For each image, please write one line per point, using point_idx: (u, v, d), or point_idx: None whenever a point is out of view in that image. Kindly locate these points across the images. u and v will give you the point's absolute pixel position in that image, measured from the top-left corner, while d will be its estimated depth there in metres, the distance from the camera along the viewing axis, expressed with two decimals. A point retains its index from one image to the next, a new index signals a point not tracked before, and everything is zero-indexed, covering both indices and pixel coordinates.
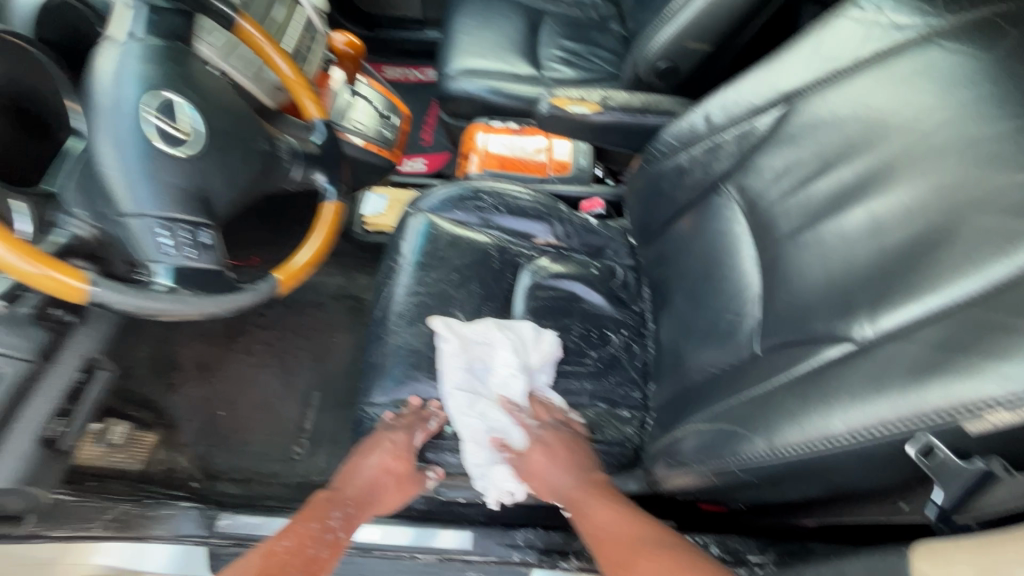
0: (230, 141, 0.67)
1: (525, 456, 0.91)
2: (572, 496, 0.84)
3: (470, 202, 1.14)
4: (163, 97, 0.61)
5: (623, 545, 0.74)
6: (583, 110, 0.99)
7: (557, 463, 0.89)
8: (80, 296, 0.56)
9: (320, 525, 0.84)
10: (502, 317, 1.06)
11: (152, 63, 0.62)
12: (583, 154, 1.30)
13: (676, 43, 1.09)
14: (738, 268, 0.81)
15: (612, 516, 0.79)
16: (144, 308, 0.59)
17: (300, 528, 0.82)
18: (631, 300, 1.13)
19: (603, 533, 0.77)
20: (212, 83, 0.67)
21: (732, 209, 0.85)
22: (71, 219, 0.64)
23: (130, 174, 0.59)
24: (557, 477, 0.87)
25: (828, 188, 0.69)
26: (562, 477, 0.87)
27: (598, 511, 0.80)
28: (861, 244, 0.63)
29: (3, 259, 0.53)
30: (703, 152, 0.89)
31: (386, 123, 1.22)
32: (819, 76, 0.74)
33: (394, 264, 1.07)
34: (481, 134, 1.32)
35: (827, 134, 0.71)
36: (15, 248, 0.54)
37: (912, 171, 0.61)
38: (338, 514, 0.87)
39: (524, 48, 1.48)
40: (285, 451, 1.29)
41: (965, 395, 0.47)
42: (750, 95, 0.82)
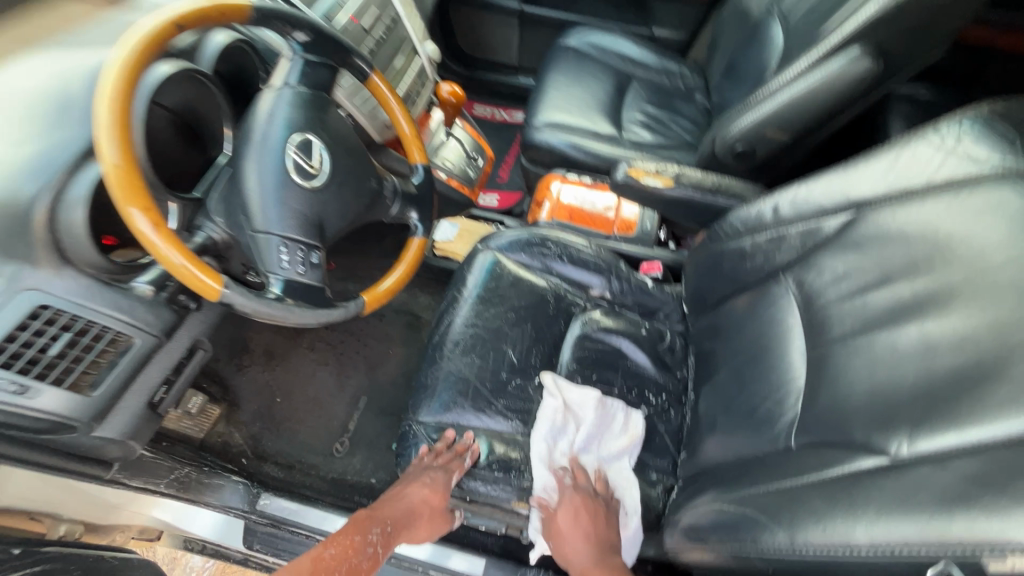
0: (348, 176, 0.78)
1: (552, 518, 0.94)
2: (587, 571, 0.88)
3: (537, 248, 1.22)
4: (304, 137, 0.73)
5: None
6: (655, 183, 1.06)
7: (577, 537, 0.92)
8: (213, 297, 0.64)
9: (362, 539, 0.93)
10: (549, 361, 1.11)
11: (299, 107, 0.74)
12: (650, 218, 1.37)
13: (756, 130, 1.14)
14: (786, 359, 0.84)
15: None
16: (257, 311, 0.67)
17: (343, 540, 0.91)
18: (675, 365, 1.16)
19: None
20: (340, 126, 0.79)
21: (789, 300, 0.88)
22: (210, 224, 0.75)
23: (268, 198, 0.70)
24: (578, 554, 0.90)
25: (885, 301, 0.72)
26: (577, 552, 0.90)
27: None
28: (910, 363, 0.65)
29: (165, 253, 0.61)
30: (767, 241, 0.93)
31: (471, 163, 1.33)
32: (891, 191, 0.77)
33: (458, 295, 1.16)
34: (556, 184, 1.41)
35: (892, 248, 0.74)
36: (176, 246, 0.62)
37: (971, 303, 0.63)
38: (377, 531, 0.95)
39: (609, 108, 1.57)
40: (328, 447, 1.39)
41: (990, 533, 0.49)
42: (821, 196, 0.86)
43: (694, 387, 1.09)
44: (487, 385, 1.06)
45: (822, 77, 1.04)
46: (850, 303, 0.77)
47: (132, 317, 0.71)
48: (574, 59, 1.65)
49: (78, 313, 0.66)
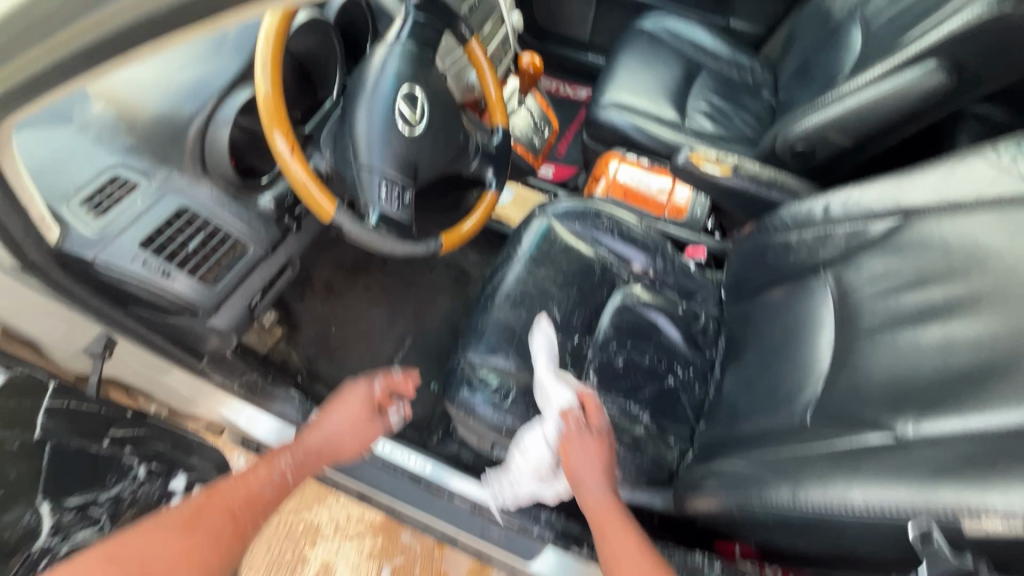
0: (438, 130, 0.87)
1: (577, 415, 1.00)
2: (591, 502, 0.92)
3: (590, 219, 1.30)
4: (410, 90, 0.82)
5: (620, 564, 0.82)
6: (714, 170, 1.12)
7: (594, 470, 0.94)
8: (325, 216, 0.75)
9: (274, 465, 0.86)
10: (588, 324, 1.20)
11: (406, 62, 0.83)
12: (700, 205, 1.44)
13: (819, 131, 1.18)
14: (814, 346, 0.90)
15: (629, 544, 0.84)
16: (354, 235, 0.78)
17: (221, 490, 0.79)
18: (705, 345, 1.23)
19: (620, 554, 0.83)
20: (438, 83, 0.88)
21: (825, 294, 0.94)
22: (319, 157, 0.87)
23: (374, 139, 0.80)
24: (592, 488, 0.92)
25: (916, 302, 0.78)
26: (591, 486, 0.93)
27: (608, 515, 0.89)
28: (929, 357, 0.72)
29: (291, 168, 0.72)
30: (813, 238, 0.98)
31: (538, 133, 1.40)
32: (941, 203, 0.81)
33: (511, 253, 1.25)
34: (615, 163, 1.49)
35: (932, 255, 0.80)
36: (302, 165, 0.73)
37: (997, 311, 0.69)
38: (286, 462, 0.86)
39: (675, 95, 1.61)
40: (373, 377, 1.52)
41: (973, 501, 0.56)
42: (871, 200, 0.91)
43: (721, 367, 1.17)
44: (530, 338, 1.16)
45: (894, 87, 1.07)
46: (883, 301, 0.83)
47: (249, 226, 0.81)
48: (648, 42, 1.68)
49: (209, 216, 0.77)
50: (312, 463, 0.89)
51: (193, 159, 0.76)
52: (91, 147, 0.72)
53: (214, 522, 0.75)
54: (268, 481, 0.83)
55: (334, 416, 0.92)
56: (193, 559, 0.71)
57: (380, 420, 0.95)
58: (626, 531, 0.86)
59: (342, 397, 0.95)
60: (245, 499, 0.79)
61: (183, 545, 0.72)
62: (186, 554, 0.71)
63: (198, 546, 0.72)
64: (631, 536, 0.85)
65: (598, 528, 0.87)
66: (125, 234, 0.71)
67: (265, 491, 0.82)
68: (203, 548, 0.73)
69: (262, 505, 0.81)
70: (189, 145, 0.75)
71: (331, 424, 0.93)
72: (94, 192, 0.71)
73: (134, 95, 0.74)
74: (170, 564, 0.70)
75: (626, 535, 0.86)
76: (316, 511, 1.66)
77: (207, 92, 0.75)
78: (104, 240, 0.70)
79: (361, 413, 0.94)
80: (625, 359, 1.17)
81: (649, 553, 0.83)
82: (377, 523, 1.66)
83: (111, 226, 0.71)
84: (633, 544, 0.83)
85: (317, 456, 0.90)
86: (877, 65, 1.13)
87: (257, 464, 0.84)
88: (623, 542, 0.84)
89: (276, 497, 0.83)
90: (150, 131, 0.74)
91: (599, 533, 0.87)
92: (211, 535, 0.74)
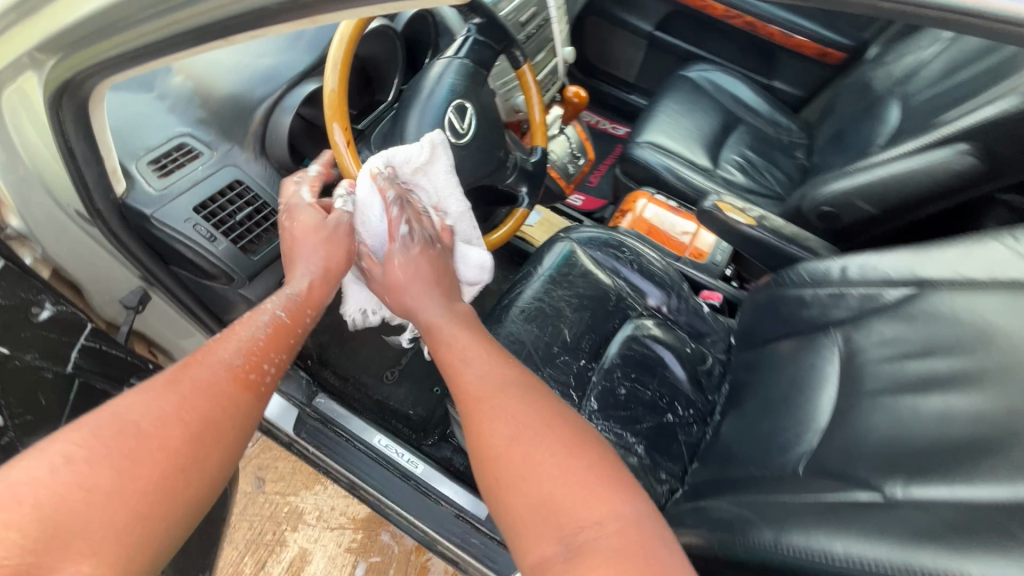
0: (483, 144, 0.93)
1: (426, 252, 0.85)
2: (462, 380, 0.72)
3: (612, 249, 1.34)
4: (460, 103, 0.88)
5: (498, 453, 0.64)
6: (739, 219, 1.16)
7: (472, 356, 0.75)
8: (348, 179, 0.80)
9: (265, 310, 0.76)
10: (596, 350, 1.23)
11: (461, 77, 0.89)
12: (722, 251, 1.45)
13: (847, 196, 1.21)
14: (815, 401, 0.91)
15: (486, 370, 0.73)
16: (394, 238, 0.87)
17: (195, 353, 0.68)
18: (708, 388, 1.25)
19: (484, 410, 0.67)
20: (488, 101, 0.94)
21: (831, 352, 0.96)
22: (367, 153, 0.93)
23: (422, 143, 0.86)
24: (472, 369, 0.73)
25: (920, 370, 0.80)
26: (472, 366, 0.73)
27: (495, 397, 0.68)
28: (926, 424, 0.73)
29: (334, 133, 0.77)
30: (827, 296, 1.01)
31: (573, 161, 1.46)
32: (956, 279, 0.84)
33: (531, 271, 1.29)
34: (643, 200, 1.53)
35: (941, 327, 0.82)
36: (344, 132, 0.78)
37: (998, 386, 0.70)
38: (275, 301, 0.76)
39: (710, 144, 1.66)
40: (379, 372, 1.56)
41: (949, 566, 0.57)
42: (889, 268, 0.94)
43: (722, 411, 1.18)
44: (538, 354, 1.18)
45: (923, 164, 1.10)
46: (889, 365, 0.84)
47: (292, 206, 0.87)
48: (691, 90, 1.74)
49: (258, 192, 0.83)
50: (297, 300, 0.77)
51: (253, 140, 0.82)
52: (166, 115, 0.79)
53: (200, 373, 0.65)
54: (255, 325, 0.73)
55: (307, 262, 0.80)
56: (187, 416, 0.62)
57: (345, 223, 0.83)
58: (514, 394, 0.69)
59: (297, 228, 0.83)
60: (234, 350, 0.69)
61: (160, 388, 0.63)
62: (169, 389, 0.63)
63: (181, 390, 0.63)
64: (504, 378, 0.71)
65: (467, 402, 0.70)
66: (182, 197, 0.77)
67: (252, 341, 0.71)
68: (191, 404, 0.63)
69: (258, 347, 0.71)
70: (253, 127, 0.82)
71: (303, 257, 0.81)
72: (161, 155, 0.77)
73: (213, 76, 0.81)
74: (160, 432, 0.60)
75: (520, 406, 0.68)
76: (303, 495, 1.68)
77: (277, 82, 0.82)
78: (162, 200, 0.76)
79: (321, 238, 0.81)
80: (628, 388, 1.19)
81: (531, 393, 0.69)
82: (359, 518, 1.67)
83: (171, 188, 0.77)
84: (522, 420, 0.66)
85: (308, 301, 0.79)
86: (910, 141, 1.17)
87: (216, 339, 0.70)
88: (508, 423, 0.65)
89: (276, 344, 0.73)
90: (221, 110, 0.81)
91: (470, 427, 0.68)
92: (198, 387, 0.64)
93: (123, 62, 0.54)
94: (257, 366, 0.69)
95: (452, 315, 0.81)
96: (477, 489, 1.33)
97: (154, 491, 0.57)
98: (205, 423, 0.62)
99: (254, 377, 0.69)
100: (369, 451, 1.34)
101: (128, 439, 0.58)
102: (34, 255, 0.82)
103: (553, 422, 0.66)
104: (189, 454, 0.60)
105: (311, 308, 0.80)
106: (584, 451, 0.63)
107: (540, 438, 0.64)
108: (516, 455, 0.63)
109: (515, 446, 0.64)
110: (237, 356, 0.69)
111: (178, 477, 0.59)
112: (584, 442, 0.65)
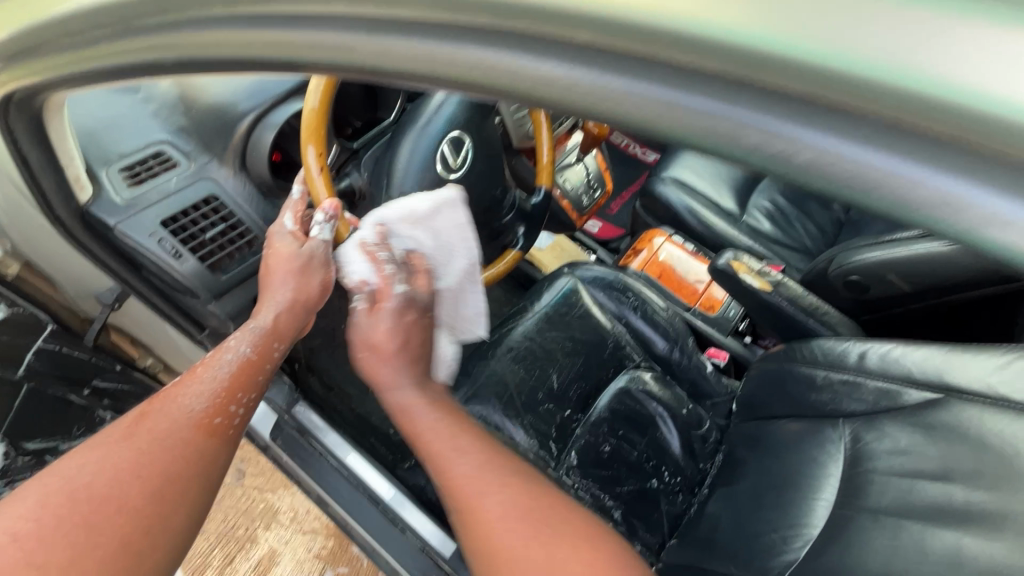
0: (479, 179, 0.88)
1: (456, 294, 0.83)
2: (444, 468, 0.61)
3: (616, 292, 1.26)
4: (458, 135, 0.83)
5: (499, 556, 0.55)
6: (754, 282, 1.06)
7: (460, 447, 0.62)
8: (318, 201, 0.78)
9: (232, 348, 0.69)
10: (584, 400, 1.15)
11: (463, 107, 0.83)
12: (736, 306, 1.35)
13: (878, 268, 1.10)
14: (810, 505, 0.83)
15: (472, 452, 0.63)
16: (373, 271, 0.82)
17: (154, 397, 0.62)
18: (700, 455, 1.16)
19: (478, 507, 0.57)
20: (491, 135, 0.89)
21: (837, 450, 0.86)
22: (356, 174, 0.88)
23: (410, 176, 0.81)
24: (458, 462, 0.61)
25: (932, 496, 0.70)
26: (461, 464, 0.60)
27: (478, 492, 0.58)
28: (930, 567, 0.64)
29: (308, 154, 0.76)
30: (841, 383, 0.91)
31: (588, 192, 1.38)
32: (989, 395, 0.74)
33: (527, 306, 1.21)
34: (661, 239, 1.43)
35: (963, 447, 0.71)
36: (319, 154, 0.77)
37: (1019, 538, 0.60)
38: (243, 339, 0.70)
39: (739, 186, 1.56)
40: (366, 385, 1.51)
41: None
42: (915, 366, 0.84)
43: (711, 484, 1.09)
44: (521, 397, 1.11)
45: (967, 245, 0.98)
46: (899, 480, 0.75)
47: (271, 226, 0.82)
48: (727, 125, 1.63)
49: (234, 209, 0.79)
50: (262, 333, 0.71)
51: (233, 153, 0.78)
52: (148, 119, 0.76)
53: (160, 420, 0.58)
54: (220, 363, 0.66)
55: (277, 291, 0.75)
56: (147, 470, 0.54)
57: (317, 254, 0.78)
58: (486, 461, 0.61)
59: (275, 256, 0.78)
60: (199, 393, 0.62)
61: (114, 439, 0.56)
62: (124, 438, 0.56)
63: (141, 437, 0.56)
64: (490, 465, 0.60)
65: (451, 493, 0.60)
66: (151, 208, 0.73)
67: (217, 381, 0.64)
68: (151, 455, 0.56)
69: (224, 388, 0.64)
70: (235, 140, 0.78)
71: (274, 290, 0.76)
72: (135, 162, 0.74)
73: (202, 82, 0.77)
74: (113, 490, 0.53)
75: (500, 476, 0.60)
76: (279, 495, 1.65)
77: (266, 96, 0.78)
78: (129, 210, 0.72)
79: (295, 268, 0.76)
80: (612, 446, 1.11)
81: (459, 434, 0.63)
82: (333, 526, 1.63)
83: (140, 199, 0.73)
84: (513, 509, 0.57)
85: (275, 330, 0.73)
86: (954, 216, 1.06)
87: (177, 381, 0.63)
88: (500, 523, 0.56)
89: (245, 382, 0.66)
90: (204, 118, 0.78)
91: (464, 527, 0.58)
92: (158, 436, 0.57)
93: (62, 82, 0.49)
94: (224, 406, 0.62)
95: (428, 395, 0.68)
96: (447, 524, 1.27)
97: (120, 555, 0.50)
98: (172, 474, 0.55)
99: (223, 420, 0.62)
100: (340, 469, 1.30)
101: (83, 504, 0.51)
102: (0, 249, 0.78)
103: (548, 505, 0.58)
104: (155, 512, 0.53)
105: (281, 340, 0.73)
106: (583, 537, 0.55)
107: (519, 525, 0.56)
108: (514, 554, 0.54)
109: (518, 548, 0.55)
110: (201, 399, 0.62)
111: (141, 540, 0.52)
112: (574, 523, 0.57)
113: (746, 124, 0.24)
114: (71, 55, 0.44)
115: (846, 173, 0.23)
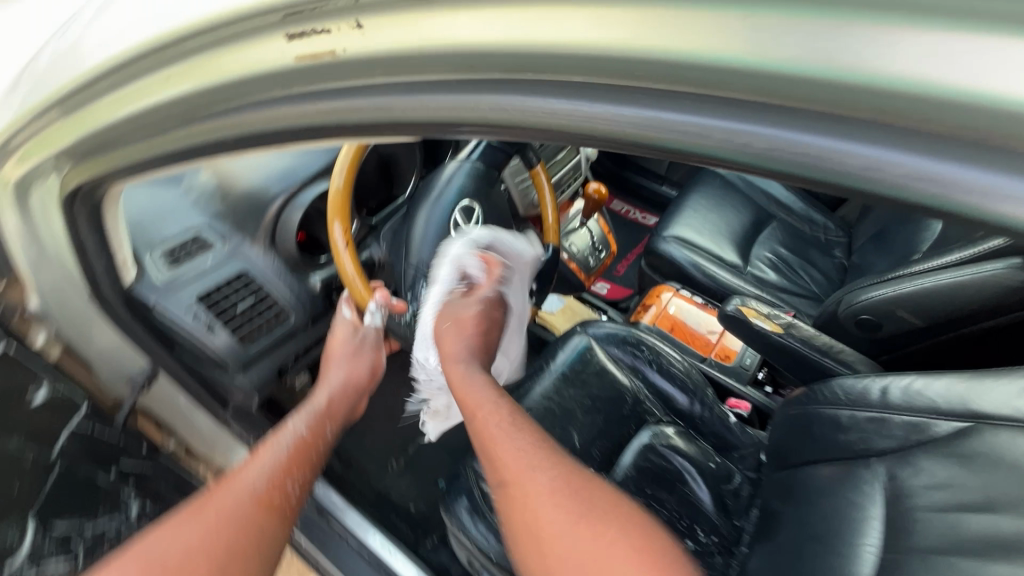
0: None
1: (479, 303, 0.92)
2: (482, 430, 0.75)
3: (630, 347, 1.27)
4: (467, 203, 0.90)
5: (532, 538, 0.63)
6: (765, 325, 1.08)
7: (513, 431, 0.73)
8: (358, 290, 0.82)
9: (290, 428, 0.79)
10: (609, 458, 1.13)
11: (472, 179, 0.91)
12: (751, 354, 1.36)
13: (887, 306, 1.11)
14: (853, 551, 0.78)
15: (543, 460, 0.69)
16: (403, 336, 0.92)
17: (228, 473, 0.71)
18: (734, 512, 1.11)
19: (526, 476, 0.67)
20: (498, 201, 0.95)
21: (873, 491, 0.83)
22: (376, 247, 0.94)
23: (426, 243, 0.87)
24: (508, 444, 0.71)
25: (980, 529, 0.67)
26: (523, 458, 0.69)
27: (524, 492, 0.66)
28: None
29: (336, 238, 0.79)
30: (867, 420, 0.90)
31: (594, 254, 1.44)
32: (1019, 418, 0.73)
33: (543, 366, 1.22)
34: (669, 294, 1.45)
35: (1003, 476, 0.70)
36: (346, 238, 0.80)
37: None
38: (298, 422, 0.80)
39: (740, 240, 1.62)
40: (384, 460, 1.49)
41: None
42: (938, 396, 0.84)
43: (749, 541, 1.04)
44: None
45: (968, 276, 1.01)
46: (944, 516, 0.72)
47: (296, 299, 0.88)
48: (720, 186, 1.72)
49: (263, 284, 0.85)
50: (314, 419, 0.81)
51: (264, 233, 0.85)
52: (188, 209, 0.83)
53: (231, 492, 0.67)
54: (277, 448, 0.74)
55: (330, 378, 0.88)
56: (219, 537, 0.62)
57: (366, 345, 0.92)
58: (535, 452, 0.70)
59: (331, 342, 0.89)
60: (261, 468, 0.71)
61: (191, 511, 0.65)
62: (201, 509, 0.65)
63: (219, 505, 0.66)
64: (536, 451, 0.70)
65: (500, 483, 0.69)
66: (189, 287, 0.79)
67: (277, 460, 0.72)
68: (222, 524, 0.64)
69: (280, 472, 0.71)
70: (265, 221, 0.84)
71: (329, 378, 0.88)
72: (174, 246, 0.80)
73: (237, 172, 0.85)
74: (188, 561, 0.60)
75: (545, 459, 0.69)
76: None
77: (294, 179, 0.85)
78: (169, 288, 0.78)
79: (348, 352, 0.89)
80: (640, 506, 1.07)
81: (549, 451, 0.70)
82: None
83: (179, 278, 0.79)
84: (553, 491, 0.66)
85: (326, 416, 0.84)
86: (953, 250, 1.09)
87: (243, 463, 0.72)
88: (534, 514, 0.64)
89: (299, 466, 0.74)
90: (238, 203, 0.85)
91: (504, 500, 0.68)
92: (223, 511, 0.65)
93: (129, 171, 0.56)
94: (281, 487, 0.70)
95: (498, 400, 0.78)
96: None
97: None
98: (238, 544, 0.63)
99: (284, 492, 0.69)
100: (361, 550, 1.25)
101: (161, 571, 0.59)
102: (46, 333, 0.85)
103: (576, 481, 0.67)
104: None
105: (332, 425, 0.83)
106: (600, 509, 0.64)
107: (556, 501, 0.65)
108: (546, 525, 0.63)
109: (530, 524, 0.64)
110: (261, 478, 0.69)
111: None
112: (595, 493, 0.66)
113: (776, 140, 0.28)
114: (141, 146, 0.51)
115: (856, 169, 0.26)
